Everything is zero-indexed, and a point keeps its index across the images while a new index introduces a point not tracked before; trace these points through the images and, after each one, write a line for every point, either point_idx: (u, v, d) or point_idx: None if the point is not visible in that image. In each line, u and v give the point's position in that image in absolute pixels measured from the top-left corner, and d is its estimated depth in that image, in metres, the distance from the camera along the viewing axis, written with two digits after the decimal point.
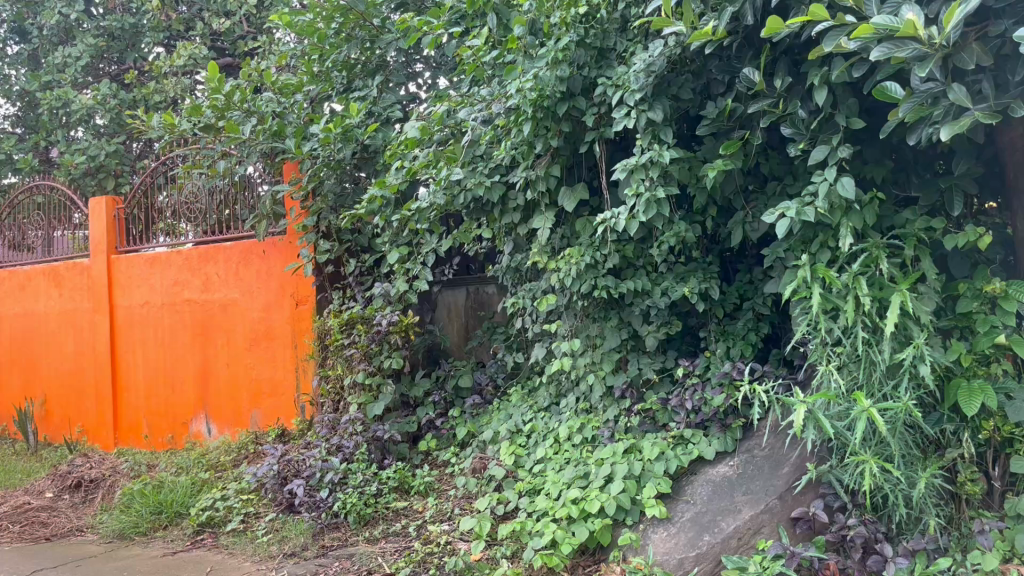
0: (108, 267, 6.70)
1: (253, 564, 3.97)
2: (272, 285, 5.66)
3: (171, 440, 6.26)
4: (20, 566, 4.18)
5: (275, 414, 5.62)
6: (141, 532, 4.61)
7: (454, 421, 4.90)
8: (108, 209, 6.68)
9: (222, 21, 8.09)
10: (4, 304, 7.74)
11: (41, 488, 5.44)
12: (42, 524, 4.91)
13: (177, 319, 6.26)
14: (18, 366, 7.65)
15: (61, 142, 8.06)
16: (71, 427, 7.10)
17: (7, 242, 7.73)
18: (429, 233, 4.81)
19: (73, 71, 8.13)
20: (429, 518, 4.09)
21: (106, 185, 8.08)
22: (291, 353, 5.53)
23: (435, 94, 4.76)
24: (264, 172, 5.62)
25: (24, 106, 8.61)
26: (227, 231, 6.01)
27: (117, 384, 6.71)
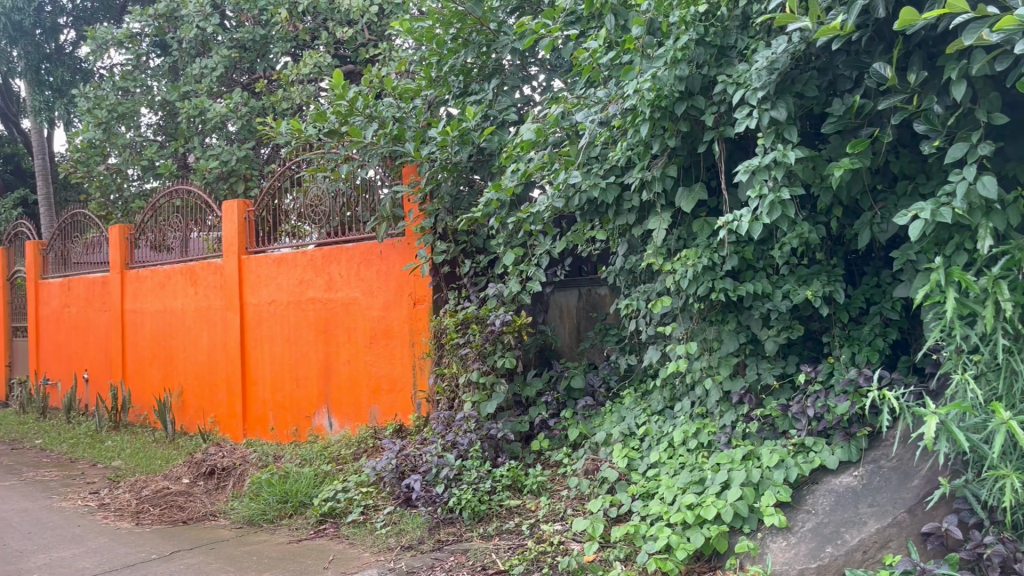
0: (239, 267, 7.06)
1: (373, 555, 4.11)
2: (391, 285, 5.82)
3: (295, 432, 6.54)
4: (161, 546, 4.47)
5: (393, 409, 5.79)
6: (268, 519, 4.86)
7: (566, 422, 4.92)
8: (240, 212, 7.05)
9: (345, 29, 8.38)
10: (146, 301, 8.28)
11: (178, 474, 5.80)
12: (180, 508, 5.23)
13: (302, 317, 6.53)
14: (158, 358, 8.15)
15: (197, 149, 8.56)
16: (204, 417, 7.52)
17: (149, 243, 8.29)
18: (543, 234, 4.84)
19: (209, 81, 8.64)
20: (542, 518, 4.13)
21: (237, 189, 8.51)
22: (409, 351, 5.68)
23: (551, 97, 4.79)
24: (383, 175, 5.80)
25: (165, 115, 9.15)
26: (349, 232, 6.22)
27: (246, 378, 7.06)
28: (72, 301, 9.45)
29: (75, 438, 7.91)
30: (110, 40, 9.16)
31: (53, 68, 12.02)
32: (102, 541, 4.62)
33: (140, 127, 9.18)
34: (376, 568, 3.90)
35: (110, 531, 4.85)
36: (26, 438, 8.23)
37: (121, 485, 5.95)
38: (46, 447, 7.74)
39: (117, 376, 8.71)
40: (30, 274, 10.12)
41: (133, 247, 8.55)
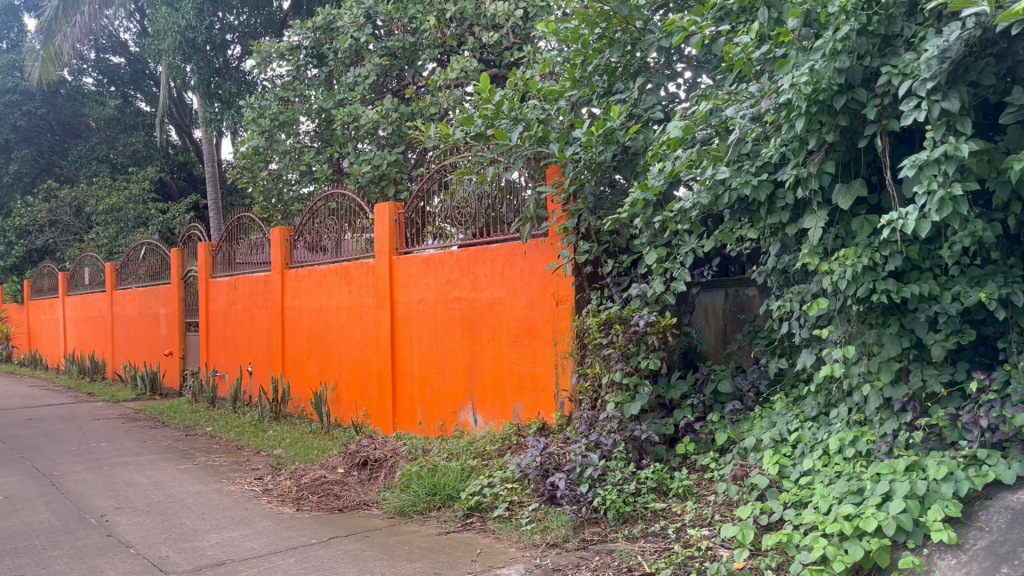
0: (390, 266, 7.33)
1: (519, 550, 4.17)
2: (534, 284, 5.88)
3: (442, 427, 6.73)
4: (320, 531, 4.72)
5: (536, 407, 5.85)
6: (418, 510, 5.02)
7: (713, 426, 4.82)
8: (391, 214, 7.32)
9: (491, 34, 8.55)
10: (304, 299, 8.74)
11: (334, 464, 6.09)
12: (336, 496, 5.50)
13: (448, 315, 6.70)
14: (314, 353, 8.59)
15: (351, 154, 8.96)
16: (357, 410, 7.87)
17: (307, 244, 8.77)
18: (689, 234, 4.76)
19: (362, 89, 9.06)
20: (688, 522, 4.06)
21: (388, 192, 8.83)
22: (552, 350, 5.72)
23: (699, 93, 4.70)
24: (527, 176, 5.88)
25: (322, 122, 9.53)
26: (494, 233, 6.33)
27: (396, 373, 7.32)
28: (238, 298, 10.11)
29: (241, 427, 8.47)
30: (273, 53, 9.77)
31: (223, 82, 12.99)
32: (267, 524, 4.92)
33: (299, 134, 9.73)
34: (522, 563, 3.95)
35: (274, 515, 5.16)
36: (198, 425, 8.88)
37: (282, 472, 6.31)
38: (216, 435, 8.33)
39: (278, 369, 9.24)
40: (201, 273, 10.91)
41: (292, 248, 9.04)
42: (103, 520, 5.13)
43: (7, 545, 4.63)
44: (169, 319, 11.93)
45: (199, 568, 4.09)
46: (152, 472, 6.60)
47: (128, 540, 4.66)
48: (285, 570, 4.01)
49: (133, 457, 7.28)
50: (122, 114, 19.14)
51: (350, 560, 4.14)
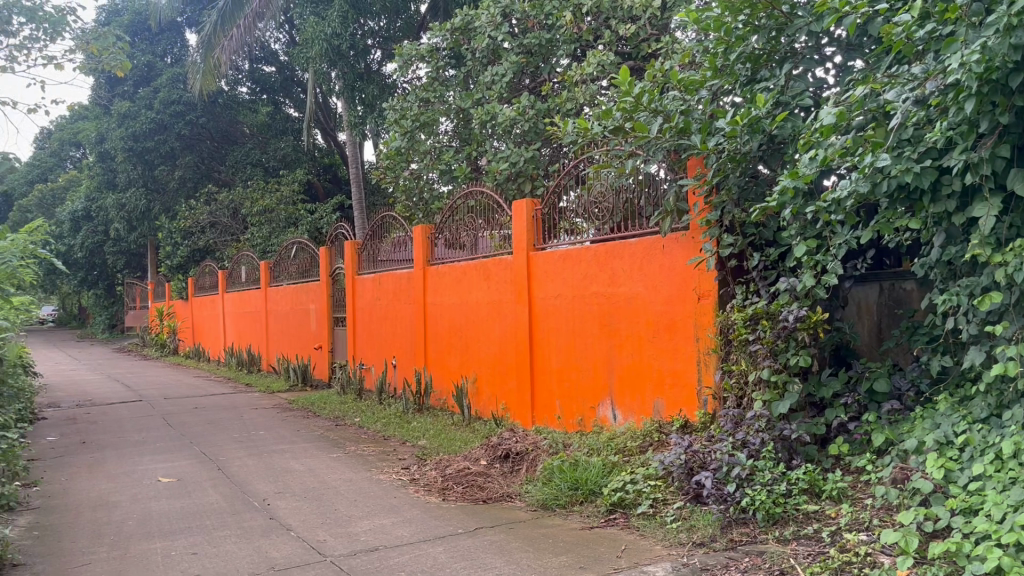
0: (528, 262, 7.39)
1: (665, 548, 4.13)
2: (674, 279, 5.77)
3: (581, 422, 6.73)
4: (466, 522, 4.84)
5: (677, 404, 5.74)
6: (561, 504, 5.06)
7: (868, 427, 4.59)
8: (529, 210, 7.38)
9: (628, 26, 8.45)
10: (445, 295, 8.96)
11: (477, 456, 6.22)
12: (480, 488, 5.62)
13: (586, 310, 6.70)
14: (455, 348, 8.78)
15: (489, 152, 9.11)
16: (497, 403, 7.99)
17: (447, 241, 8.98)
18: (842, 225, 4.55)
19: (500, 87, 9.19)
20: (844, 526, 3.89)
21: (525, 189, 8.87)
22: (693, 347, 5.59)
23: (852, 77, 4.49)
24: (667, 169, 5.79)
25: (460, 121, 9.82)
26: (633, 227, 6.26)
27: (534, 368, 7.38)
28: (382, 294, 10.48)
29: (387, 418, 8.79)
30: (415, 55, 10.09)
31: (365, 86, 13.27)
32: (416, 513, 5.08)
33: (439, 134, 10.02)
34: (669, 561, 3.91)
35: (422, 504, 5.33)
36: (347, 416, 9.28)
37: (427, 462, 6.51)
38: (364, 425, 8.68)
39: (421, 363, 9.52)
40: (348, 271, 11.38)
41: (433, 245, 9.29)
42: (265, 504, 5.45)
43: (182, 524, 5.00)
44: (318, 314, 12.52)
45: (355, 552, 4.27)
46: (307, 460, 6.96)
47: (289, 523, 4.93)
48: (435, 558, 4.13)
49: (289, 445, 7.69)
50: (274, 120, 20.39)
51: (497, 551, 4.21)
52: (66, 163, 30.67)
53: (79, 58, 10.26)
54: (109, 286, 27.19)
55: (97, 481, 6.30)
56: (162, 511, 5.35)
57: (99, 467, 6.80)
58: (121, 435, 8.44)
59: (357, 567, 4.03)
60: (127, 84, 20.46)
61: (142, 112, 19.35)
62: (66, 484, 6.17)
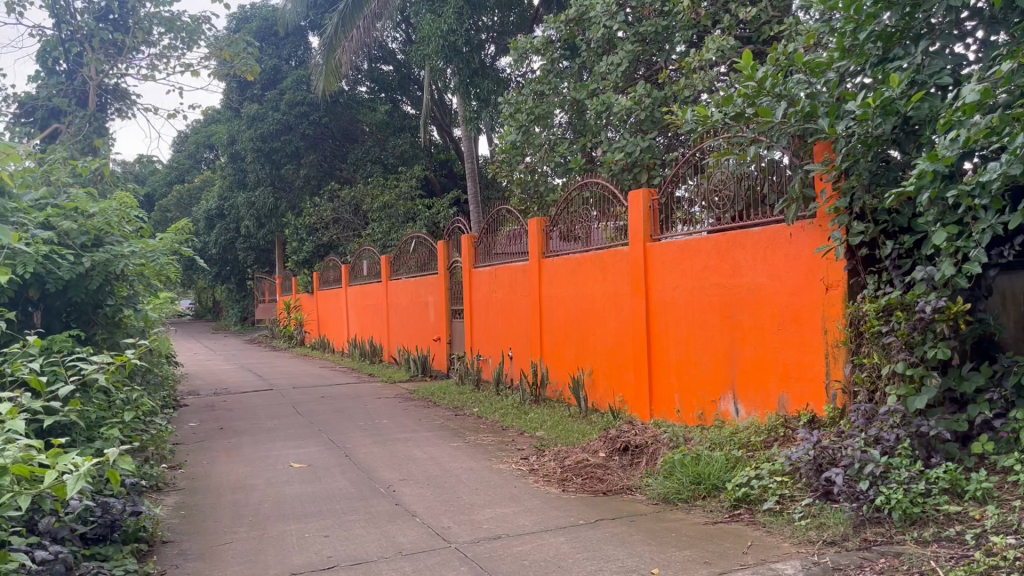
0: (645, 254, 7.29)
1: (793, 546, 4.01)
2: (799, 269, 5.57)
3: (701, 416, 6.61)
4: (587, 513, 4.84)
5: (803, 399, 5.55)
6: (683, 498, 4.98)
7: (1016, 424, 4.30)
8: (646, 200, 7.27)
9: (749, 10, 8.21)
10: (560, 287, 8.96)
11: (596, 448, 6.21)
12: (600, 480, 5.61)
13: (706, 302, 6.56)
14: (571, 340, 8.78)
15: (604, 143, 9.05)
16: (614, 395, 7.94)
17: (562, 233, 8.99)
18: (986, 209, 4.29)
19: (615, 77, 9.11)
20: (989, 528, 3.67)
21: (641, 179, 8.75)
22: (821, 339, 5.39)
23: (996, 52, 4.21)
24: (791, 155, 5.60)
25: (575, 112, 9.80)
26: (756, 216, 6.09)
27: (652, 360, 7.30)
28: (498, 287, 10.58)
29: (505, 409, 8.89)
30: (530, 48, 10.19)
31: (480, 81, 13.43)
32: (536, 503, 5.13)
33: (554, 127, 10.06)
34: (798, 559, 3.79)
35: (542, 494, 5.37)
36: (466, 406, 9.44)
37: (546, 453, 6.55)
38: (482, 415, 8.81)
39: (537, 355, 9.56)
40: (465, 264, 11.56)
41: (548, 238, 9.31)
42: (391, 490, 5.62)
43: (314, 507, 5.23)
44: (436, 306, 12.77)
45: (478, 540, 4.35)
46: (429, 448, 7.13)
47: (414, 509, 5.06)
48: (558, 548, 4.16)
49: (411, 434, 7.90)
50: (392, 118, 20.76)
51: (619, 543, 4.20)
52: (201, 164, 32.40)
53: (213, 64, 10.82)
54: (240, 281, 28.62)
55: (234, 465, 6.66)
56: (295, 494, 5.60)
57: (236, 452, 7.18)
58: (256, 422, 8.89)
59: (481, 554, 4.10)
60: (255, 87, 21.45)
61: (270, 114, 20.31)
62: (207, 467, 6.55)
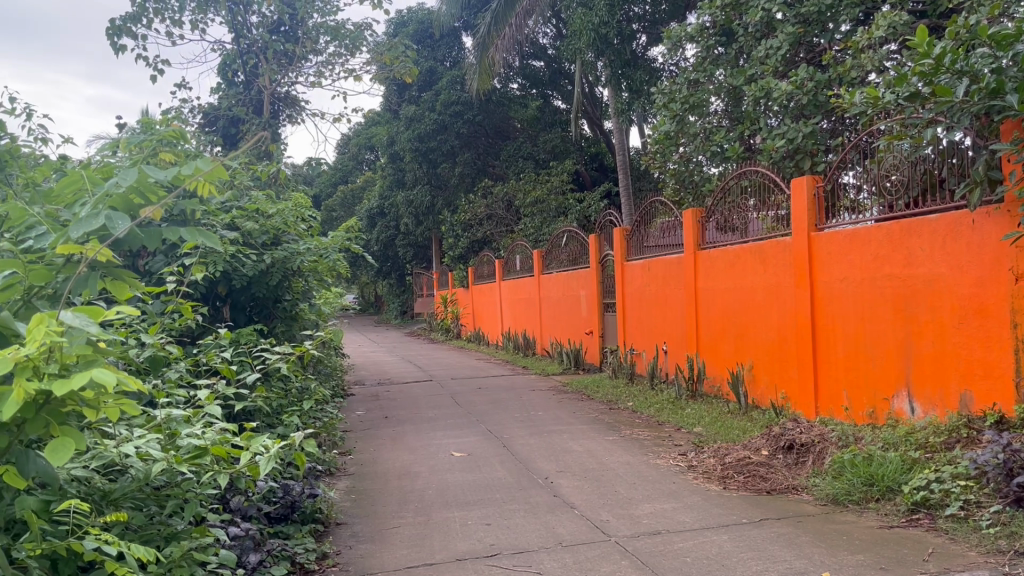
0: (809, 244, 6.99)
1: (980, 555, 3.74)
2: (984, 258, 5.17)
3: (872, 414, 6.26)
4: (751, 512, 4.70)
5: (989, 397, 5.15)
6: (855, 500, 4.75)
7: None
8: (810, 188, 6.95)
9: None
10: (718, 280, 8.73)
11: (759, 445, 6.03)
12: (764, 478, 5.44)
13: (876, 294, 6.20)
14: (729, 334, 8.53)
15: (764, 130, 8.76)
16: (776, 391, 7.65)
17: (719, 224, 8.76)
18: None
19: (775, 61, 8.77)
20: None
21: (804, 166, 8.41)
22: (1009, 334, 4.98)
23: None
24: (974, 136, 5.21)
25: (732, 99, 9.53)
26: (932, 202, 5.69)
27: (817, 355, 6.97)
28: (652, 280, 10.44)
29: (661, 404, 8.76)
30: (684, 36, 10.01)
31: (632, 72, 13.31)
32: (697, 500, 5.04)
33: (710, 115, 9.78)
34: (986, 570, 3.54)
35: (702, 491, 5.27)
36: (621, 400, 9.39)
37: (705, 450, 6.41)
38: (638, 409, 8.74)
39: (692, 349, 9.37)
40: (618, 257, 11.49)
41: (704, 229, 9.09)
42: (549, 481, 5.68)
43: (475, 495, 5.37)
44: (589, 300, 12.77)
45: (638, 534, 4.32)
46: (585, 441, 7.15)
47: (573, 501, 5.10)
48: (721, 546, 4.07)
49: (567, 426, 7.96)
50: (544, 113, 20.86)
51: (786, 543, 4.06)
52: (363, 165, 33.99)
53: (375, 68, 11.30)
54: (399, 276, 29.77)
55: (399, 452, 6.94)
56: (457, 482, 5.77)
57: (401, 440, 7.49)
58: (417, 411, 9.24)
59: (641, 549, 4.08)
60: (413, 88, 22.24)
61: (427, 114, 21.05)
62: (374, 454, 6.88)
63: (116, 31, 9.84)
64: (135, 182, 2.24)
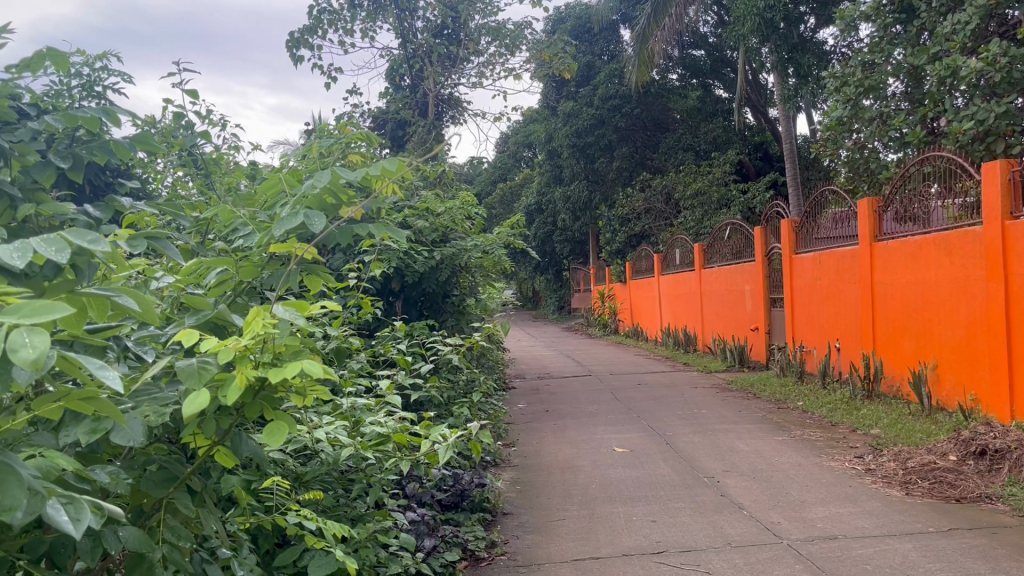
0: (1003, 234, 6.44)
1: None
2: None
3: None
4: (938, 520, 4.40)
5: None
6: None
7: None
8: (1004, 173, 6.40)
9: None
10: (896, 273, 8.22)
11: (945, 450, 5.62)
12: (951, 486, 5.07)
13: None
14: (911, 331, 7.99)
15: (949, 111, 8.15)
16: (964, 393, 7.09)
17: (898, 214, 8.23)
18: None
19: (963, 37, 8.11)
20: None
21: (996, 149, 7.77)
22: None
23: None
24: None
25: (912, 80, 8.91)
26: None
27: (1013, 354, 6.40)
28: (823, 274, 9.96)
29: (833, 404, 8.35)
30: (858, 16, 9.53)
31: (801, 56, 12.73)
32: (876, 505, 4.77)
33: (888, 98, 9.22)
34: None
35: (882, 496, 4.99)
36: (789, 399, 9.02)
37: (884, 453, 6.06)
38: (808, 410, 8.37)
39: (869, 347, 8.85)
40: (785, 250, 11.04)
41: (882, 219, 8.57)
42: (715, 480, 5.56)
43: (639, 492, 5.33)
44: (754, 295, 12.35)
45: (813, 538, 4.15)
46: (752, 441, 6.93)
47: (741, 502, 4.96)
48: (905, 555, 3.83)
49: (732, 425, 7.74)
50: (704, 103, 20.33)
51: (980, 556, 3.77)
52: (521, 163, 34.56)
53: (534, 67, 11.43)
54: (557, 272, 30.05)
55: (562, 446, 7.00)
56: (620, 478, 5.76)
57: (563, 434, 7.55)
58: (578, 406, 9.29)
59: (817, 554, 3.91)
60: (571, 84, 22.33)
61: (585, 110, 21.16)
62: (537, 447, 6.98)
63: (295, 44, 10.50)
64: (330, 181, 2.34)
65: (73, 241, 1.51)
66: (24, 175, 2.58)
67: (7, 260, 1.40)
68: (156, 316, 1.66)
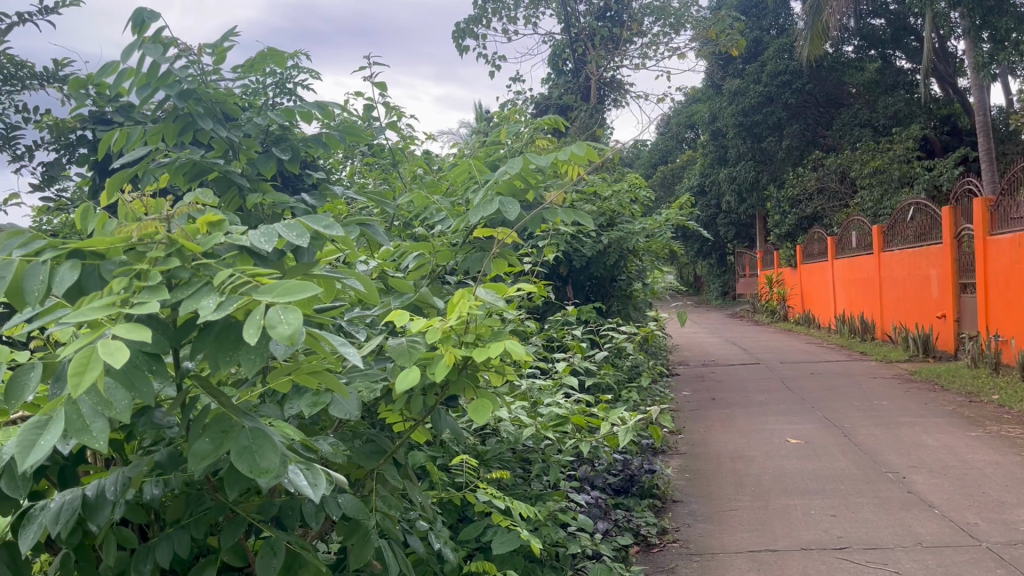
0: None
1: None
2: None
3: None
4: None
5: None
6: None
7: None
8: None
9: None
10: None
11: None
12: None
13: None
14: None
15: None
16: None
17: None
18: None
19: None
20: None
21: None
22: None
23: None
24: None
25: None
26: None
27: None
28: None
29: None
30: None
31: (996, 20, 11.88)
32: None
33: None
34: None
35: None
36: (983, 392, 8.34)
37: None
38: (1005, 404, 7.70)
39: None
40: (978, 232, 10.17)
41: None
42: (901, 476, 5.23)
43: (817, 485, 5.11)
44: (941, 279, 11.51)
45: (1016, 543, 3.83)
46: (941, 436, 6.47)
47: (931, 500, 4.65)
48: None
49: (917, 418, 7.27)
50: (884, 76, 19.03)
51: None
52: (683, 144, 33.88)
53: (699, 45, 11.12)
54: (721, 255, 29.27)
55: (731, 435, 6.82)
56: (796, 470, 5.54)
57: (731, 423, 7.36)
58: (746, 395, 9.02)
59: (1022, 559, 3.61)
60: (738, 61, 21.57)
61: (752, 87, 20.50)
62: (705, 435, 6.84)
63: (461, 34, 10.76)
64: (522, 167, 2.37)
65: (311, 227, 1.68)
66: (251, 167, 2.90)
67: (260, 244, 1.53)
68: (375, 296, 1.77)
